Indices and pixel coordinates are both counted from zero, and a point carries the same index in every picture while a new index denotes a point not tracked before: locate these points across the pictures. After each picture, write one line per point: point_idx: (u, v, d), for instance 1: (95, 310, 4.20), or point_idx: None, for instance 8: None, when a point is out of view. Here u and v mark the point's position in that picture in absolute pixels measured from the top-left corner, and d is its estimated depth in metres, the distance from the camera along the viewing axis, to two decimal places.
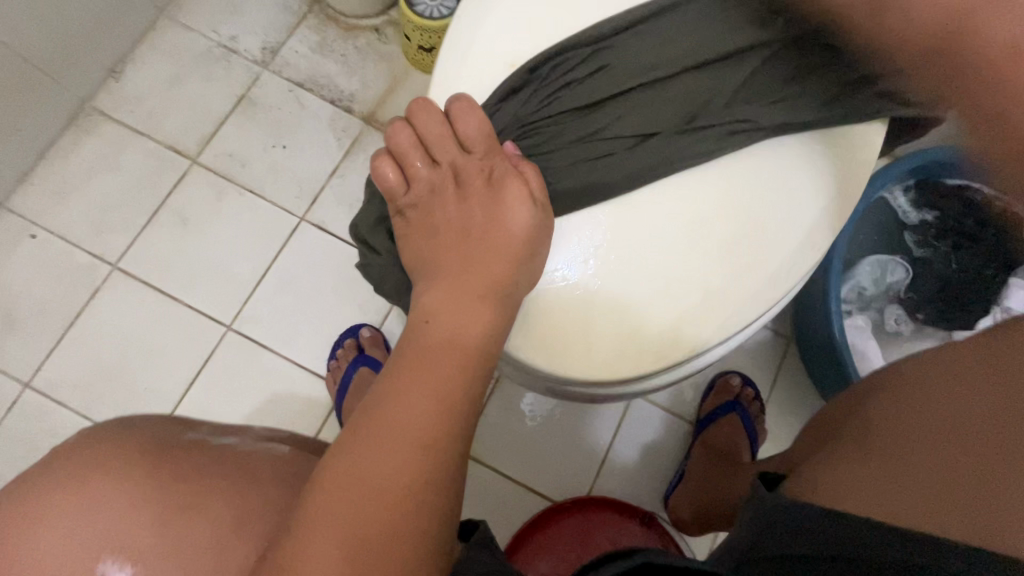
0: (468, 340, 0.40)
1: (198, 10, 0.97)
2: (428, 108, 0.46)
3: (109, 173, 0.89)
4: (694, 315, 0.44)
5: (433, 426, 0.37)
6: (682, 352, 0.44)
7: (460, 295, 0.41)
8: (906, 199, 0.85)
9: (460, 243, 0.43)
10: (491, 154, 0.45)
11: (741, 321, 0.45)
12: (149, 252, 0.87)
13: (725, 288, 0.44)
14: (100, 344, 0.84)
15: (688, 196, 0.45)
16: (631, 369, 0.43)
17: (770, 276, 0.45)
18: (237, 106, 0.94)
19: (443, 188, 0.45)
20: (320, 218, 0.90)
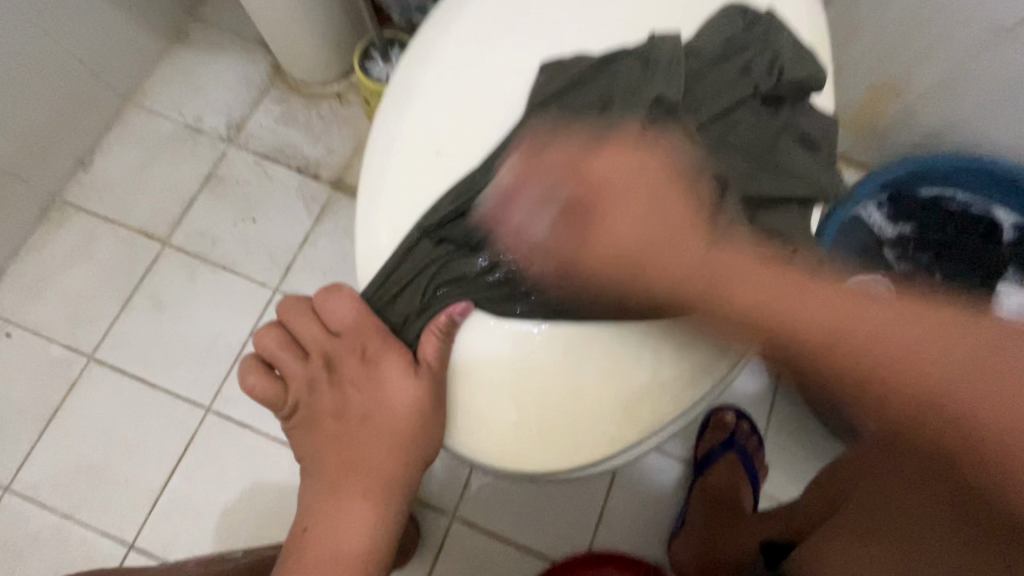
0: (366, 462, 0.42)
1: (162, 93, 0.98)
2: (294, 308, 0.46)
3: (83, 263, 0.90)
4: (644, 397, 0.43)
5: (365, 545, 0.42)
6: (637, 434, 0.43)
7: (354, 457, 0.42)
8: (881, 215, 0.84)
9: (341, 429, 0.43)
10: (359, 332, 0.44)
11: (692, 395, 0.44)
12: (125, 340, 0.87)
13: (671, 362, 0.43)
14: (80, 439, 0.83)
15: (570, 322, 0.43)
16: (585, 454, 0.43)
17: (721, 343, 0.44)
18: (205, 184, 0.94)
19: (319, 380, 0.44)
20: (294, 287, 0.90)
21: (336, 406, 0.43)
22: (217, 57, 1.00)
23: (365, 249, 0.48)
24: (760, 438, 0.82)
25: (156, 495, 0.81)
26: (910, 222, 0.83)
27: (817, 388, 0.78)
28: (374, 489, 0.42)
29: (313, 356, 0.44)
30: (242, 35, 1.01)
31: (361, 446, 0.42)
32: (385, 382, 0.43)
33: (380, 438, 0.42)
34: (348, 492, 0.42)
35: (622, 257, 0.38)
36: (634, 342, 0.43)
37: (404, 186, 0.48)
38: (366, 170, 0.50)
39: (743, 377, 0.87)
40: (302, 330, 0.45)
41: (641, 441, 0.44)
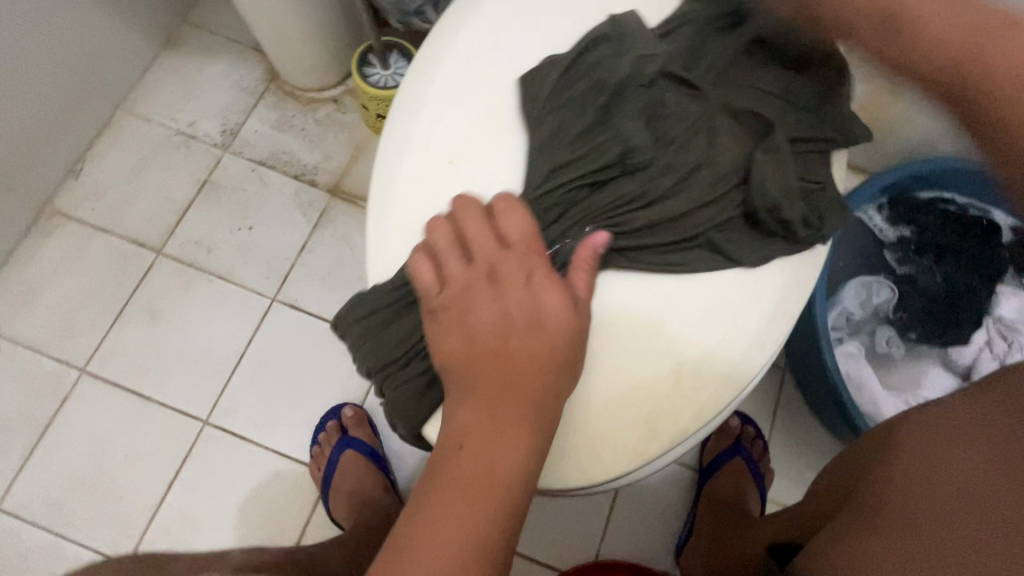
0: (515, 384, 0.38)
1: (154, 99, 0.96)
2: (468, 206, 0.43)
3: (74, 273, 0.88)
4: (666, 408, 0.41)
5: (502, 468, 0.37)
6: (659, 448, 0.41)
7: (500, 375, 0.38)
8: (882, 218, 0.84)
9: (491, 350, 0.39)
10: (529, 253, 0.41)
11: (716, 407, 0.42)
12: (118, 352, 0.85)
13: (693, 371, 0.42)
14: (73, 454, 0.81)
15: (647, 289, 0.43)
16: (606, 470, 0.41)
17: (743, 352, 0.42)
18: (200, 192, 0.93)
19: (479, 287, 0.40)
20: (292, 296, 0.88)
21: (472, 330, 0.40)
22: (211, 62, 0.98)
23: (379, 267, 0.46)
24: (765, 442, 0.82)
25: (152, 510, 0.79)
26: (910, 225, 0.84)
27: (822, 393, 0.78)
28: (512, 425, 0.37)
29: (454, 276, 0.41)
30: (236, 41, 1.00)
31: (511, 377, 0.38)
32: (546, 298, 0.39)
33: (521, 376, 0.38)
34: (488, 413, 0.38)
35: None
36: (653, 357, 0.42)
37: (413, 195, 0.47)
38: (374, 177, 0.48)
39: None
40: (445, 249, 0.42)
41: (664, 456, 0.42)
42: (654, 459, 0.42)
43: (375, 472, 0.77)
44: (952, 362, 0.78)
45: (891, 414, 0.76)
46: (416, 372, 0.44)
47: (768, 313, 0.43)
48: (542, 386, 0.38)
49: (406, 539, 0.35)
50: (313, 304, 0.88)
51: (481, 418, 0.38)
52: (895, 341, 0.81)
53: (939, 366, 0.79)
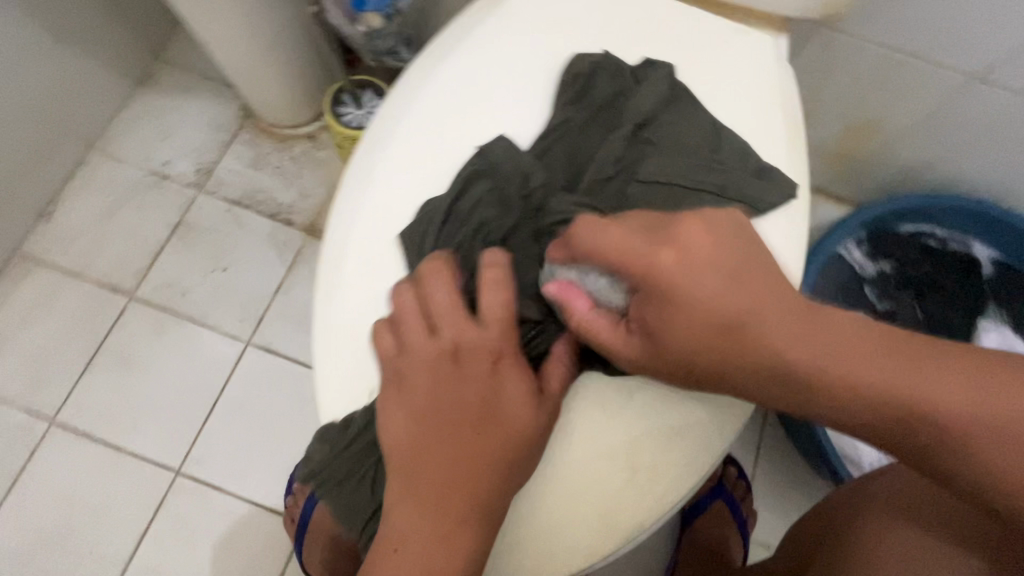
0: (487, 471, 0.37)
1: (128, 139, 0.95)
2: (439, 270, 0.40)
3: (44, 320, 0.86)
4: (621, 497, 0.39)
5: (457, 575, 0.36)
6: (614, 542, 0.39)
7: (471, 458, 0.37)
8: (861, 252, 0.83)
9: (455, 436, 0.37)
10: (505, 336, 0.39)
11: (672, 498, 0.40)
12: (88, 400, 0.83)
13: (650, 459, 0.40)
14: (42, 508, 0.79)
15: (587, 419, 0.41)
16: (555, 565, 0.39)
17: (700, 439, 0.41)
18: (174, 233, 0.91)
19: (440, 369, 0.38)
20: (267, 339, 0.87)
21: (458, 403, 0.38)
22: (186, 100, 0.98)
23: (325, 345, 0.45)
24: (747, 482, 0.80)
25: (122, 565, 0.77)
26: (891, 260, 0.83)
27: (805, 435, 0.77)
28: (447, 556, 0.36)
29: (443, 334, 0.39)
30: (210, 77, 0.99)
31: (454, 499, 0.36)
32: (511, 392, 0.38)
33: (466, 496, 0.36)
34: (446, 507, 0.36)
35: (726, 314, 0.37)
36: (612, 444, 0.40)
37: (370, 262, 0.46)
38: (328, 240, 0.47)
39: None
40: (438, 304, 0.39)
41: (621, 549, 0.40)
42: (609, 554, 0.40)
43: None
44: None
45: (871, 457, 0.76)
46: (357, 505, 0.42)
47: (731, 393, 0.41)
48: (505, 485, 0.37)
49: None
50: (288, 347, 0.87)
51: (444, 515, 0.36)
52: None
53: None
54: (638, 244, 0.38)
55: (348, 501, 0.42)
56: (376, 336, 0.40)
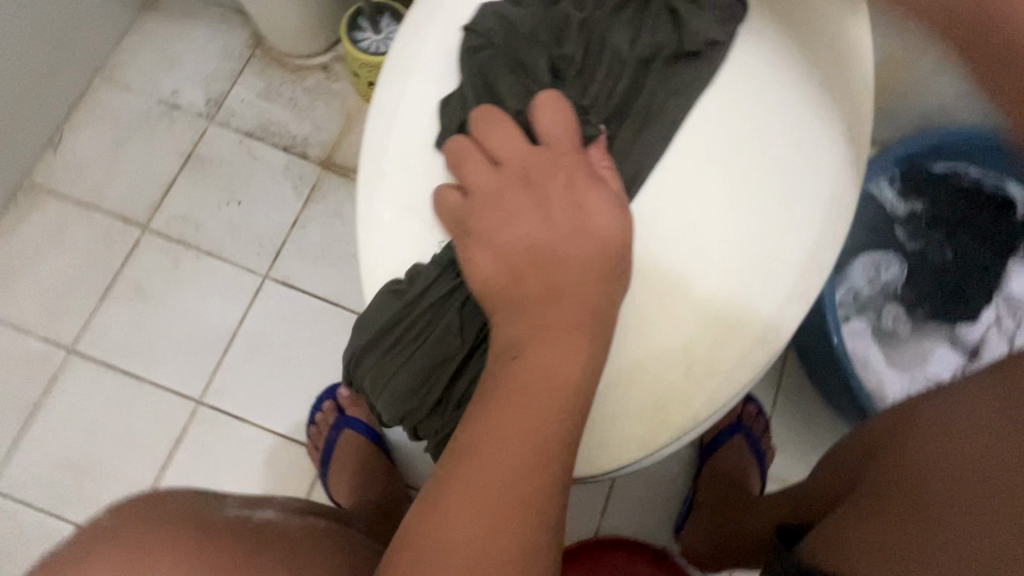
0: (577, 300, 0.37)
1: (133, 66, 0.92)
2: (495, 115, 0.41)
3: (58, 251, 0.84)
4: (676, 392, 0.39)
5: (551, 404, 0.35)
6: (669, 437, 0.39)
7: (558, 277, 0.37)
8: (894, 191, 0.82)
9: (540, 252, 0.38)
10: (569, 155, 0.39)
11: (728, 395, 0.39)
12: (106, 331, 0.82)
13: (708, 354, 0.39)
14: (65, 436, 0.79)
15: (646, 314, 0.39)
16: (611, 460, 0.39)
17: (760, 335, 0.40)
18: (186, 164, 0.89)
19: (514, 191, 0.39)
20: (284, 273, 0.86)
21: (532, 226, 0.38)
22: (192, 27, 0.93)
23: (370, 235, 0.42)
24: (766, 419, 0.80)
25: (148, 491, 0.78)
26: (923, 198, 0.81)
27: (829, 373, 0.77)
28: (557, 369, 0.36)
29: (505, 163, 0.40)
30: (218, 4, 0.94)
31: (525, 391, 0.35)
32: (593, 203, 0.38)
33: (547, 380, 0.35)
34: (542, 327, 0.37)
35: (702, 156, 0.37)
36: (673, 341, 0.39)
37: (414, 157, 0.43)
38: (367, 134, 0.44)
39: None
40: (498, 137, 0.40)
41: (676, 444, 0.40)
42: (663, 449, 0.40)
43: (374, 452, 0.76)
44: (960, 339, 0.76)
45: (894, 394, 0.76)
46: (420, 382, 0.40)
47: (792, 295, 0.40)
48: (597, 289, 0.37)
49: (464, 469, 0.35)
50: (306, 282, 0.85)
51: (538, 350, 0.36)
52: (902, 318, 0.79)
53: (947, 342, 0.77)
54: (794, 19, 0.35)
55: (394, 392, 0.39)
56: (438, 192, 0.41)
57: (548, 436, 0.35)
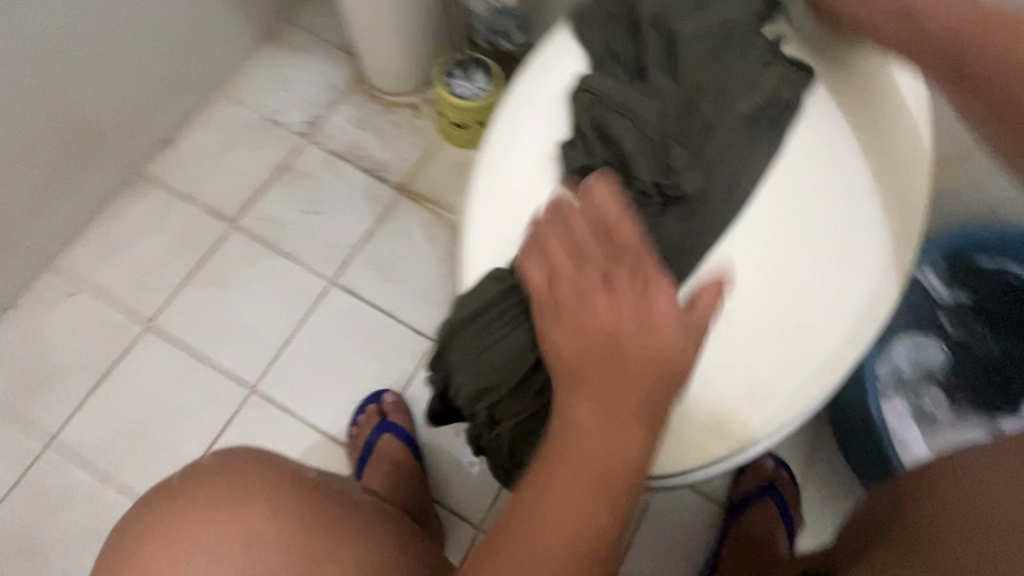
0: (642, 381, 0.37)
1: (250, 85, 1.03)
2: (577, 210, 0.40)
3: (154, 234, 0.93)
4: (735, 405, 0.44)
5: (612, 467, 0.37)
6: (726, 447, 0.43)
7: (625, 365, 0.37)
8: (937, 278, 0.84)
9: (608, 347, 0.37)
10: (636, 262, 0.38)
11: (781, 419, 0.44)
12: (182, 312, 0.89)
13: (766, 377, 0.44)
14: (125, 403, 0.84)
15: (713, 332, 0.45)
16: (673, 458, 0.44)
17: (813, 371, 0.45)
18: (278, 174, 0.98)
19: (591, 293, 0.38)
20: (350, 282, 0.92)
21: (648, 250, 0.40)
22: (306, 58, 1.05)
23: (478, 238, 0.49)
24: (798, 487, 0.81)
25: None
26: (966, 289, 0.83)
27: (864, 446, 0.78)
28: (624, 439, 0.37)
29: (588, 253, 0.39)
30: (331, 42, 1.06)
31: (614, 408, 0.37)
32: (662, 316, 0.37)
33: (610, 446, 0.37)
34: (611, 409, 0.37)
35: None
36: (726, 371, 0.44)
37: (525, 180, 0.49)
38: (486, 153, 0.51)
39: None
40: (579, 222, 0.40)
41: (727, 459, 0.44)
42: (716, 460, 0.44)
43: (408, 459, 0.79)
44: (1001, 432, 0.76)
45: None
46: (510, 366, 0.44)
47: (848, 341, 0.45)
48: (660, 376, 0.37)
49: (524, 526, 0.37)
50: (368, 293, 0.92)
51: (610, 421, 0.37)
52: (941, 403, 0.79)
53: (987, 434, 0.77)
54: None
55: (484, 373, 0.44)
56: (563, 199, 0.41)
57: (627, 454, 0.37)
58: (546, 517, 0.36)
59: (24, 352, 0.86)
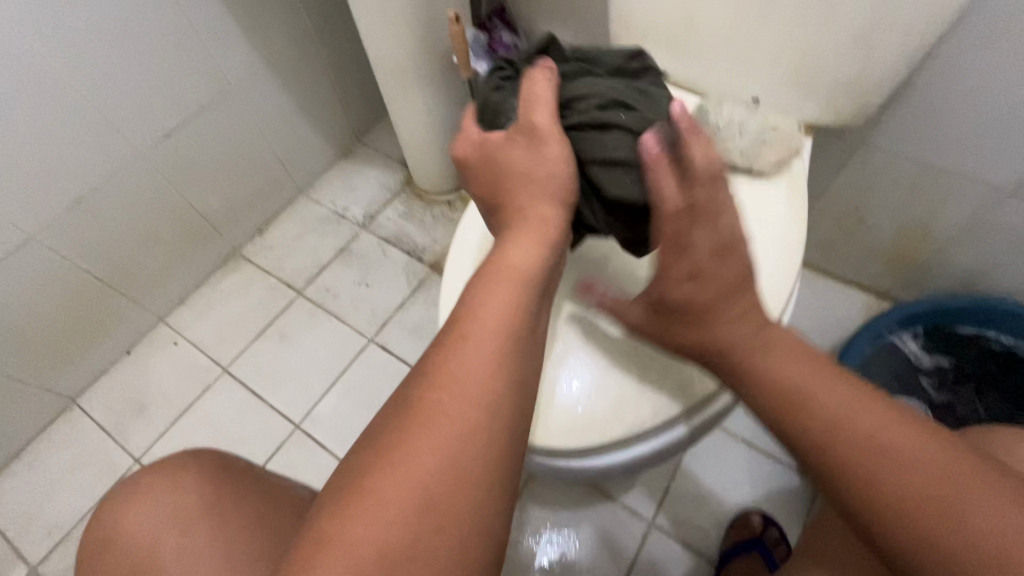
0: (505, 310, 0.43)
1: (326, 189, 1.32)
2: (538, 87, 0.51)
3: (239, 300, 1.18)
4: (631, 397, 0.56)
5: (482, 405, 0.39)
6: (621, 432, 0.55)
7: (494, 284, 0.44)
8: (917, 345, 0.89)
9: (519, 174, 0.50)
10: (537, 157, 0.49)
11: (669, 410, 0.55)
12: (252, 360, 1.10)
13: (655, 378, 0.56)
14: (199, 431, 1.04)
15: (613, 341, 0.59)
16: (581, 442, 0.55)
17: (696, 373, 0.56)
18: (339, 254, 1.23)
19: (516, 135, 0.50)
20: (385, 340, 1.10)
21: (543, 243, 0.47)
22: (369, 168, 1.34)
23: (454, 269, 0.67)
24: (789, 549, 0.83)
25: None
26: (948, 355, 0.88)
27: None
28: (490, 375, 0.40)
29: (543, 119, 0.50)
30: (391, 156, 1.35)
31: (496, 360, 0.41)
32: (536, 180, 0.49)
33: (477, 379, 0.40)
34: (483, 339, 0.41)
35: (815, 404, 0.43)
36: (607, 378, 0.57)
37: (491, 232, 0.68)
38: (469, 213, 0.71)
39: (766, 480, 0.93)
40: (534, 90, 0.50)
41: (625, 445, 0.56)
42: (617, 444, 0.55)
43: None
44: None
45: None
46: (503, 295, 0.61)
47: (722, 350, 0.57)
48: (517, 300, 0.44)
49: (391, 453, 0.37)
50: (400, 350, 1.09)
51: (478, 350, 0.41)
52: None
53: None
54: (812, 407, 0.43)
55: None
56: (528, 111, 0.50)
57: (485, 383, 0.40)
58: (414, 443, 0.37)
59: (131, 388, 1.09)
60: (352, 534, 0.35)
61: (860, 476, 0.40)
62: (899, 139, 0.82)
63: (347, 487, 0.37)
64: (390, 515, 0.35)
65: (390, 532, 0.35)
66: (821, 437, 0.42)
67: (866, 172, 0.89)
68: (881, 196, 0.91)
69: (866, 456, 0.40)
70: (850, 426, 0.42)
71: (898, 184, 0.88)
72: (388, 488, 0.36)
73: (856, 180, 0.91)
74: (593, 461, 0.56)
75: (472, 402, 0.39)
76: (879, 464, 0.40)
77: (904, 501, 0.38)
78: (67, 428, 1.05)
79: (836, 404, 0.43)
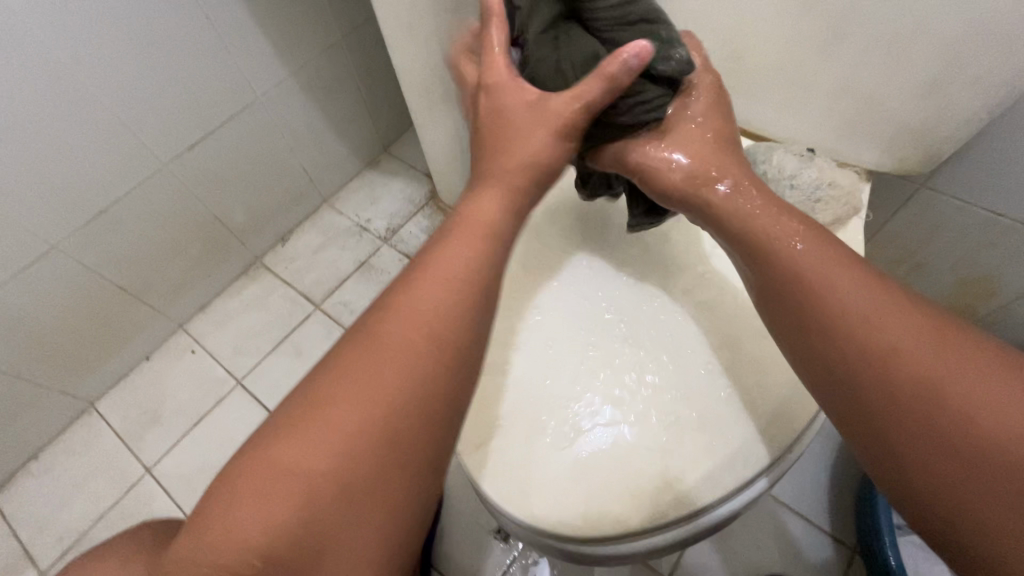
0: (425, 325, 0.41)
1: (349, 200, 1.30)
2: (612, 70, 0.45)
3: (258, 311, 1.17)
4: (654, 478, 0.51)
5: (388, 415, 0.38)
6: (641, 520, 0.50)
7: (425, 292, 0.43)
8: None
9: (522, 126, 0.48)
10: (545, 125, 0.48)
11: (698, 498, 0.50)
12: (267, 375, 1.09)
13: (681, 460, 0.51)
14: (211, 444, 1.03)
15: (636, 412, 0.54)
16: (598, 528, 0.50)
17: (728, 460, 0.51)
18: (359, 268, 1.21)
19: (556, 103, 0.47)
20: None
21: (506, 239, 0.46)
22: (394, 179, 1.32)
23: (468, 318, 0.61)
24: None
25: None
26: None
27: None
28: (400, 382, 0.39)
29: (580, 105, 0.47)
30: (416, 167, 1.33)
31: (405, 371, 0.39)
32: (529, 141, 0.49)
33: (381, 384, 0.39)
34: (397, 345, 0.40)
35: (847, 310, 0.41)
36: (627, 452, 0.52)
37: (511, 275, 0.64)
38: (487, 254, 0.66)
39: (795, 542, 0.87)
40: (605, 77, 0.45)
41: (648, 533, 0.50)
42: (637, 533, 0.50)
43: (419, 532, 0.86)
44: None
45: None
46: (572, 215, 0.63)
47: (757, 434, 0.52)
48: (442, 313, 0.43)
49: (274, 443, 0.37)
50: None
51: (389, 353, 0.40)
52: None
53: None
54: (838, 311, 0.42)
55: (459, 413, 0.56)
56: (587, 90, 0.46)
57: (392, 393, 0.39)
58: (303, 439, 0.36)
59: (147, 397, 1.09)
60: (230, 524, 0.34)
61: (884, 375, 0.39)
62: (966, 185, 0.74)
63: (237, 471, 0.36)
64: (264, 519, 0.34)
65: (262, 526, 0.34)
66: (846, 331, 0.41)
67: (925, 216, 0.81)
68: (941, 243, 0.83)
69: (888, 349, 0.39)
70: (882, 328, 0.40)
71: (963, 232, 0.79)
72: (270, 490, 0.35)
73: (913, 223, 0.83)
74: (611, 547, 0.51)
75: (377, 406, 0.38)
76: (904, 362, 0.39)
77: (925, 395, 0.37)
78: (84, 434, 1.06)
79: (869, 304, 0.41)
